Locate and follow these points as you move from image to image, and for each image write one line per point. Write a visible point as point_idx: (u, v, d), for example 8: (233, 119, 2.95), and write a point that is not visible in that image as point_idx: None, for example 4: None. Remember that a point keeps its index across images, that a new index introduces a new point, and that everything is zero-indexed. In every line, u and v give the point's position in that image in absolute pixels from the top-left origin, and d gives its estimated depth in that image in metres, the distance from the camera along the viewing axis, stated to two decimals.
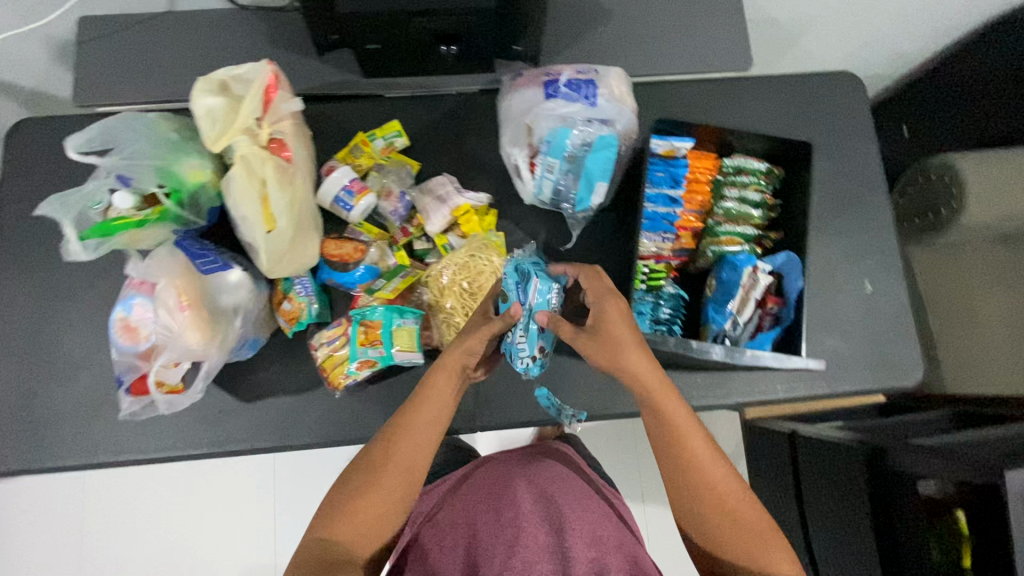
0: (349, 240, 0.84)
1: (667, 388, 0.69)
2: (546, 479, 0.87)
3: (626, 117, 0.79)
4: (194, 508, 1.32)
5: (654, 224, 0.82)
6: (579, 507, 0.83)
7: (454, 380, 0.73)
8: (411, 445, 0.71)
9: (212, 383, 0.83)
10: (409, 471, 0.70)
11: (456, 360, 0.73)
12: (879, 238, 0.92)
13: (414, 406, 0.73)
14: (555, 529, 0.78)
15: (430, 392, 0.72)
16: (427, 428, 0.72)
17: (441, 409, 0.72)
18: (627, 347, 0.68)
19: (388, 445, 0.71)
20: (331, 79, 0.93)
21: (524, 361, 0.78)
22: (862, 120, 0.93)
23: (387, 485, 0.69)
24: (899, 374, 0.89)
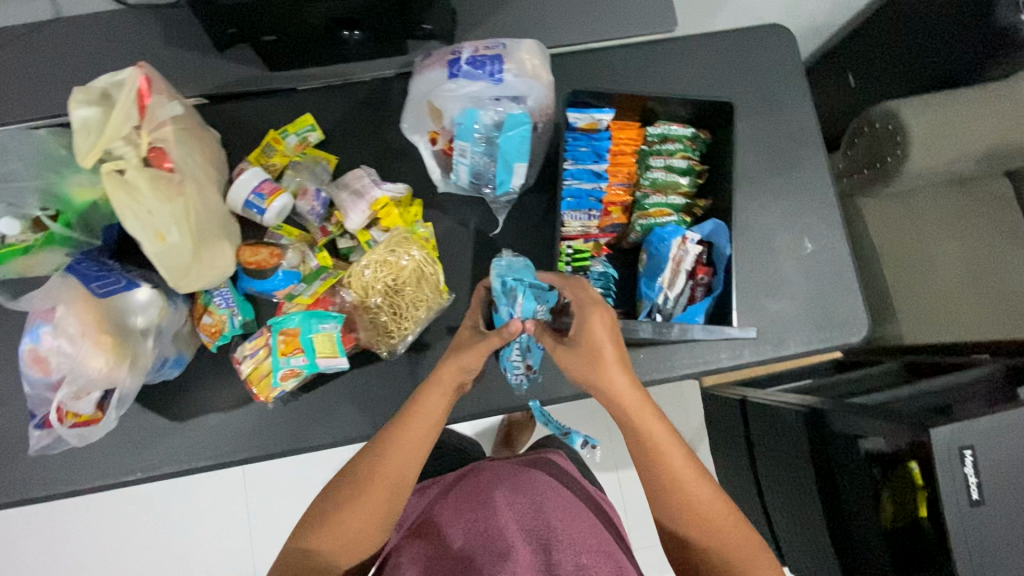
0: (267, 245, 0.79)
1: (644, 404, 0.64)
2: (534, 483, 0.76)
3: (537, 91, 0.76)
4: (164, 529, 1.29)
5: (580, 202, 0.80)
6: (569, 510, 0.72)
7: (446, 399, 0.69)
8: (398, 462, 0.67)
9: (141, 406, 0.80)
10: (396, 484, 0.66)
11: (450, 376, 0.69)
12: (817, 195, 0.89)
13: (403, 422, 0.68)
14: (543, 541, 0.67)
15: (420, 407, 0.68)
16: (418, 441, 0.68)
17: (432, 426, 0.68)
18: (608, 366, 0.64)
19: (377, 459, 0.67)
20: (234, 77, 0.87)
21: (517, 378, 0.77)
22: (793, 73, 0.90)
23: (372, 501, 0.65)
24: (846, 331, 0.87)
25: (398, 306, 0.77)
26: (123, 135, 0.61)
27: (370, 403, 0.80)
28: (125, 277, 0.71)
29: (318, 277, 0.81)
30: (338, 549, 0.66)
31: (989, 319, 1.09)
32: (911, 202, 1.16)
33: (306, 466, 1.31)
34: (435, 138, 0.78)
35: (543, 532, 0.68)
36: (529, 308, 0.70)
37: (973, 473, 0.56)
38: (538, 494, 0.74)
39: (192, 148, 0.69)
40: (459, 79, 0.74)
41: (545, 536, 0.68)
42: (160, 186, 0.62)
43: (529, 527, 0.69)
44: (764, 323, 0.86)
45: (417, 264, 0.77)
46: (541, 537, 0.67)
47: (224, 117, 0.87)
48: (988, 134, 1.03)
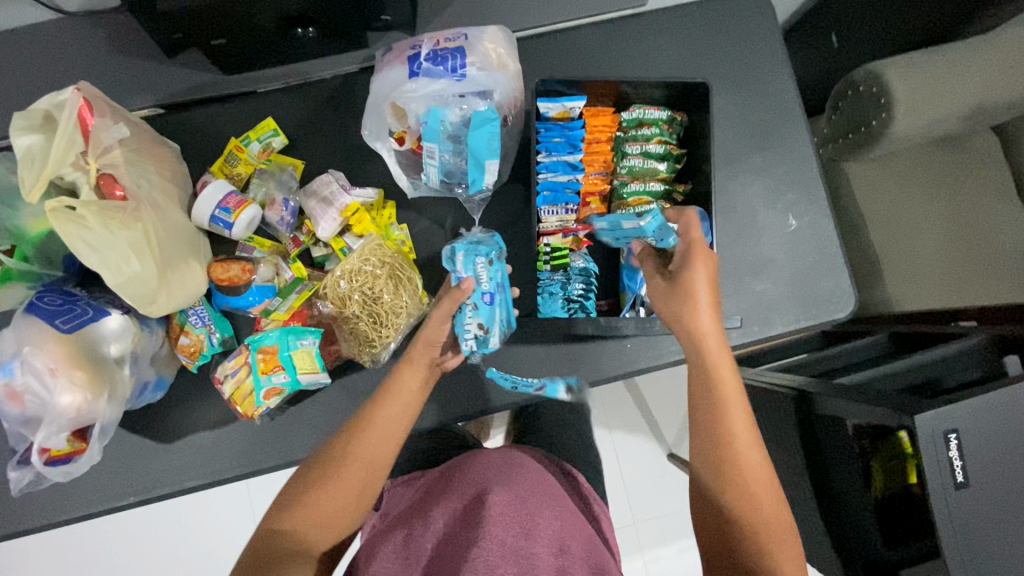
0: (237, 259, 0.76)
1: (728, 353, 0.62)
2: (522, 475, 0.68)
3: (503, 83, 0.73)
4: (174, 541, 1.29)
5: (557, 195, 0.78)
6: (555, 506, 0.65)
7: (421, 375, 0.65)
8: (379, 437, 0.62)
9: (128, 430, 0.79)
10: (372, 465, 0.61)
11: (422, 356, 0.66)
12: (799, 169, 0.87)
13: (375, 402, 0.64)
14: (523, 531, 0.60)
15: (393, 388, 0.64)
16: (391, 425, 0.63)
17: (406, 407, 0.64)
18: (702, 305, 0.62)
19: (349, 441, 0.62)
20: (189, 82, 0.82)
21: (469, 343, 0.70)
22: (774, 42, 0.86)
23: (346, 481, 0.60)
24: (833, 307, 0.86)
25: (378, 314, 0.76)
26: (70, 162, 0.59)
27: (359, 412, 0.79)
28: (92, 306, 0.68)
29: (294, 290, 0.79)
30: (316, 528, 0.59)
31: (973, 281, 1.09)
32: (898, 165, 1.13)
33: None
34: (403, 138, 0.75)
35: (526, 524, 0.61)
36: (470, 267, 0.69)
37: (956, 456, 0.56)
38: (523, 486, 0.66)
39: (144, 170, 0.66)
40: (419, 78, 0.71)
41: (527, 529, 0.61)
42: (114, 213, 0.59)
43: (511, 517, 0.61)
44: (751, 304, 0.86)
45: (392, 268, 0.75)
46: (521, 527, 0.60)
47: (184, 128, 0.84)
48: (976, 92, 0.98)
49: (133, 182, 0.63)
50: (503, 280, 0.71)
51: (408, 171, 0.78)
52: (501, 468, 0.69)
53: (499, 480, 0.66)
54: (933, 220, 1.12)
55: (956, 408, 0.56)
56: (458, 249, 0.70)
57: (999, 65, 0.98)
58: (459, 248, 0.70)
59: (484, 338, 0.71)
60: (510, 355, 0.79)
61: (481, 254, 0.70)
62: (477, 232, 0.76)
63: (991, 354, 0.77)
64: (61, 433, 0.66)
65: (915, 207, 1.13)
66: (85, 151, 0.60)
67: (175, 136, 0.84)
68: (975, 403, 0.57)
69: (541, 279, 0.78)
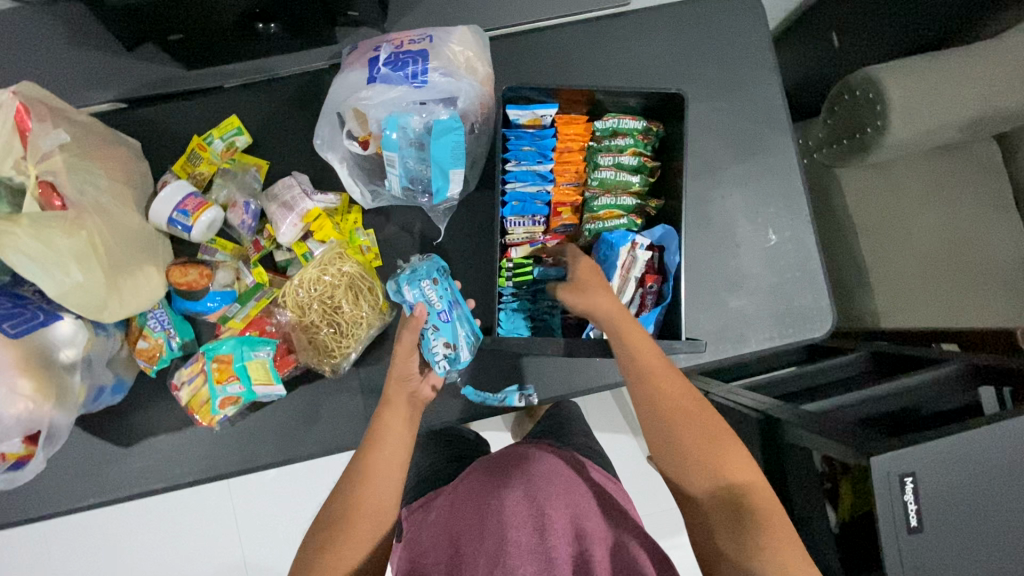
0: (196, 263, 0.75)
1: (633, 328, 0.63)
2: (533, 469, 0.65)
3: (467, 90, 0.70)
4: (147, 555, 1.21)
5: (527, 206, 0.78)
6: (567, 493, 0.63)
7: (404, 414, 0.64)
8: (381, 484, 0.59)
9: (87, 431, 0.78)
10: (379, 513, 0.58)
11: (399, 394, 0.65)
12: (783, 181, 0.83)
13: (365, 449, 0.61)
14: (539, 529, 0.58)
15: (381, 433, 0.62)
16: (388, 467, 0.60)
17: (399, 448, 0.62)
18: (600, 291, 0.64)
19: (350, 496, 0.58)
20: (149, 77, 0.78)
21: (441, 365, 0.70)
22: (762, 47, 0.82)
23: (357, 536, 0.56)
24: (810, 325, 0.81)
25: (338, 325, 0.75)
26: (10, 166, 0.59)
27: (318, 421, 0.78)
28: (43, 310, 0.66)
29: (253, 296, 0.78)
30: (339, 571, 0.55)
31: (963, 297, 1.04)
32: (895, 173, 1.08)
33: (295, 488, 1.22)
34: (366, 142, 0.71)
35: (540, 522, 0.59)
36: (418, 292, 0.70)
37: (912, 500, 0.56)
38: (534, 481, 0.63)
39: (92, 176, 0.65)
40: (377, 84, 0.68)
41: (541, 525, 0.58)
42: (49, 222, 0.58)
43: (526, 518, 0.59)
44: (725, 321, 0.81)
45: (351, 278, 0.75)
46: (536, 525, 0.58)
47: (143, 123, 0.81)
48: (978, 101, 0.91)
49: (78, 189, 0.62)
50: (454, 294, 0.71)
51: (371, 178, 0.76)
52: (509, 464, 0.66)
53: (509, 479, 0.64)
54: (927, 233, 1.07)
55: (918, 450, 0.56)
56: (398, 282, 0.71)
57: (1009, 65, 0.90)
58: (399, 277, 0.71)
59: (455, 355, 0.70)
60: (473, 365, 0.78)
61: (424, 277, 0.70)
62: (416, 258, 0.76)
63: (969, 381, 0.76)
64: (8, 441, 0.64)
65: (910, 218, 1.07)
66: (25, 156, 0.59)
67: (135, 132, 0.81)
68: (935, 449, 0.56)
69: (503, 296, 0.77)
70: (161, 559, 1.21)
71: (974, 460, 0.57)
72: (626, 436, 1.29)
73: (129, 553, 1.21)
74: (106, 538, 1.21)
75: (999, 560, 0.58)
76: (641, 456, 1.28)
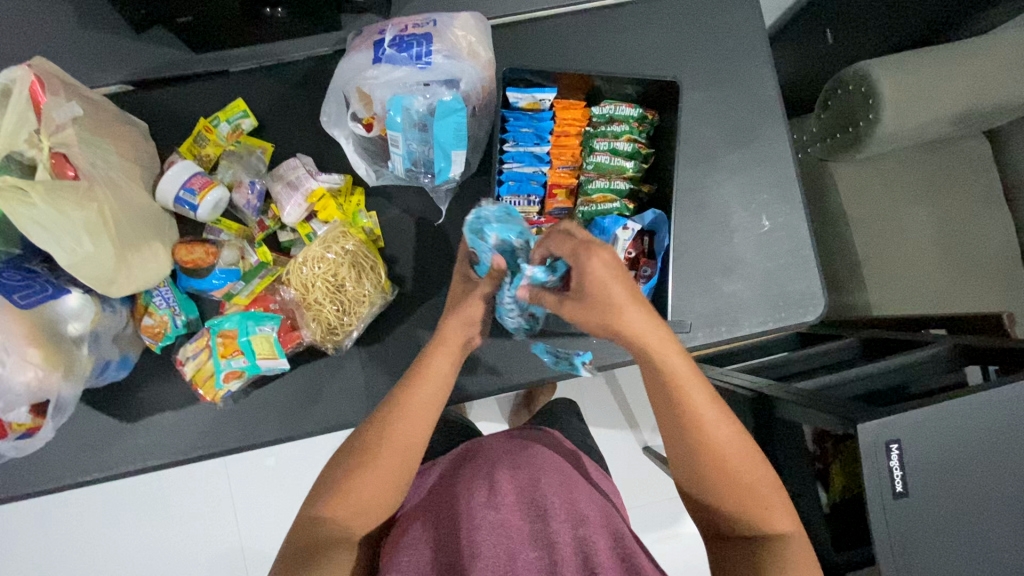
0: (202, 242, 0.76)
1: (665, 343, 0.56)
2: (535, 457, 0.65)
3: (469, 72, 0.72)
4: (153, 541, 1.23)
5: (522, 185, 0.80)
6: (566, 480, 0.63)
7: (453, 358, 0.63)
8: (407, 426, 0.61)
9: (92, 407, 0.79)
10: (408, 449, 0.61)
11: (457, 335, 0.64)
12: (778, 168, 0.84)
13: (408, 385, 0.62)
14: (540, 516, 0.58)
15: (426, 370, 0.62)
16: (424, 409, 0.62)
17: (440, 389, 0.63)
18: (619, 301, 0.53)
19: (382, 426, 0.61)
20: (159, 60, 0.80)
21: (513, 322, 0.70)
22: (757, 38, 0.83)
23: (368, 477, 0.59)
24: (801, 309, 0.83)
25: (341, 302, 0.75)
26: (23, 139, 0.60)
27: (320, 399, 0.79)
28: (51, 284, 0.67)
29: (257, 275, 0.79)
30: (350, 507, 0.59)
31: (952, 288, 1.07)
32: (885, 168, 1.10)
33: (297, 474, 1.24)
34: (370, 125, 0.74)
35: (541, 508, 0.59)
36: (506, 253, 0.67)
37: (897, 466, 0.58)
38: (536, 468, 0.63)
39: (102, 151, 0.67)
40: (382, 64, 0.70)
41: (542, 512, 0.59)
42: (64, 191, 0.59)
43: (525, 504, 0.59)
44: (719, 304, 0.82)
45: (354, 256, 0.76)
46: (536, 512, 0.59)
47: (151, 108, 0.82)
48: (963, 96, 0.92)
49: (90, 161, 0.64)
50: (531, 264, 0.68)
51: (375, 159, 0.78)
52: (508, 452, 0.66)
53: (509, 465, 0.64)
54: (917, 225, 1.09)
55: (903, 419, 0.58)
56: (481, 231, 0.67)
57: (1000, 60, 0.91)
58: (490, 226, 0.65)
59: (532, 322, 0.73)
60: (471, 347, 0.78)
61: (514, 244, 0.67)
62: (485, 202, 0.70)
63: (954, 362, 0.80)
64: (17, 408, 0.66)
65: (903, 211, 1.09)
66: (39, 128, 0.61)
67: (140, 114, 0.81)
68: (918, 415, 0.58)
69: None
70: (163, 544, 1.23)
71: (959, 434, 0.59)
72: (623, 427, 1.31)
73: (131, 536, 1.23)
74: (109, 522, 1.23)
75: (981, 527, 0.60)
76: (638, 445, 1.31)
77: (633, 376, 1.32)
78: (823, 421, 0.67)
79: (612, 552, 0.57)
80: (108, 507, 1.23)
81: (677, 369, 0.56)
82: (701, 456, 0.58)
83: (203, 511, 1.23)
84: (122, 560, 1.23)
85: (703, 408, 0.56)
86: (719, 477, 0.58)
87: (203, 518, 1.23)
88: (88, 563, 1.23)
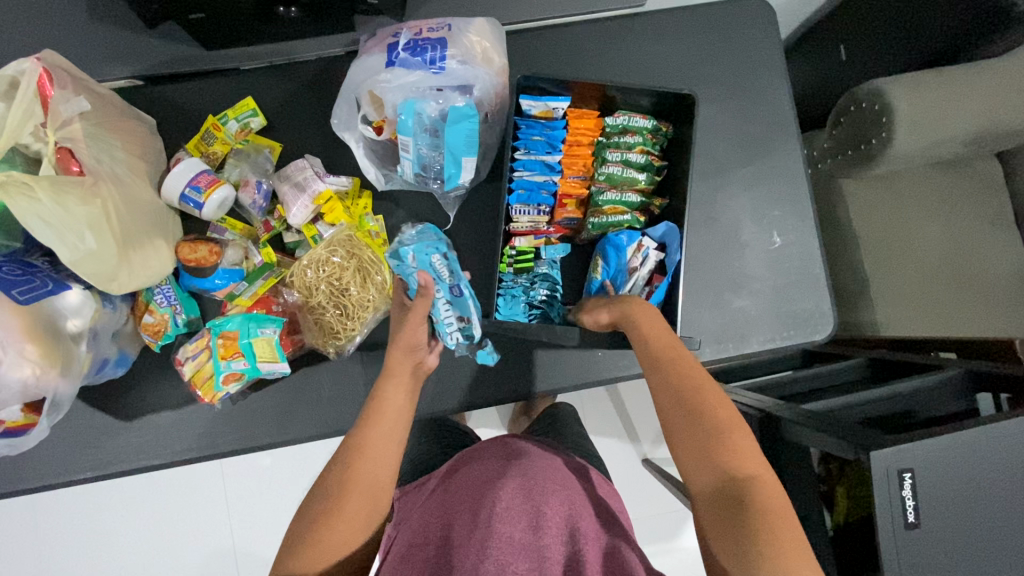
0: (206, 241, 0.75)
1: (642, 305, 0.65)
2: (528, 468, 0.63)
3: (482, 78, 0.72)
4: (144, 540, 1.21)
5: (532, 195, 0.78)
6: (560, 491, 0.61)
7: (406, 386, 0.64)
8: (375, 459, 0.58)
9: (89, 405, 0.78)
10: (376, 488, 0.57)
11: (404, 363, 0.66)
12: (791, 184, 0.83)
13: (367, 422, 0.61)
14: (533, 524, 0.56)
15: (382, 404, 0.62)
16: (388, 441, 0.60)
17: (399, 421, 0.62)
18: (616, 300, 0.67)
19: (345, 469, 0.57)
20: (169, 54, 0.79)
21: (453, 337, 0.72)
22: (774, 52, 0.83)
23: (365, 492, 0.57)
24: (811, 328, 0.81)
25: (344, 306, 0.76)
26: (29, 132, 0.60)
27: (320, 404, 0.78)
28: (51, 279, 0.66)
29: (261, 275, 0.78)
30: None
31: (963, 311, 1.05)
32: (897, 187, 1.09)
33: (293, 476, 1.22)
34: (381, 127, 0.74)
35: (535, 518, 0.57)
36: (426, 263, 0.69)
37: (910, 495, 0.57)
38: (530, 479, 0.61)
39: (107, 145, 0.66)
40: (395, 68, 0.70)
41: (536, 521, 0.56)
42: (67, 186, 0.59)
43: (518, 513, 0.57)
44: (727, 320, 0.81)
45: (360, 261, 0.76)
46: (529, 523, 0.56)
47: (159, 103, 0.81)
48: (978, 118, 0.91)
49: (95, 157, 0.63)
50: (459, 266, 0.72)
51: (384, 162, 0.77)
52: (503, 466, 0.64)
53: (503, 479, 0.61)
54: (928, 245, 1.07)
55: (916, 447, 0.57)
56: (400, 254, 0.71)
57: (1016, 84, 0.90)
58: (405, 248, 0.69)
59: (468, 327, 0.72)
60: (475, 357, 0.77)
61: (433, 250, 0.71)
62: (405, 232, 0.75)
63: (966, 388, 0.79)
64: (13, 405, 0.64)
65: (913, 230, 1.08)
66: (44, 122, 0.60)
67: (149, 108, 0.80)
68: (932, 444, 0.57)
69: (504, 283, 0.78)
70: (154, 542, 1.21)
71: (970, 462, 0.58)
72: (623, 440, 1.30)
73: (124, 534, 1.21)
74: (101, 519, 1.21)
75: (992, 561, 0.59)
76: (638, 458, 1.30)
77: (635, 387, 1.31)
78: (830, 445, 0.65)
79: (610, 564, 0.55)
80: (100, 504, 1.21)
81: (650, 324, 0.63)
82: (676, 400, 0.56)
83: (196, 511, 1.22)
84: (113, 558, 1.21)
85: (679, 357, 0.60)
86: (691, 422, 0.55)
87: (196, 518, 1.22)
88: (77, 560, 1.21)
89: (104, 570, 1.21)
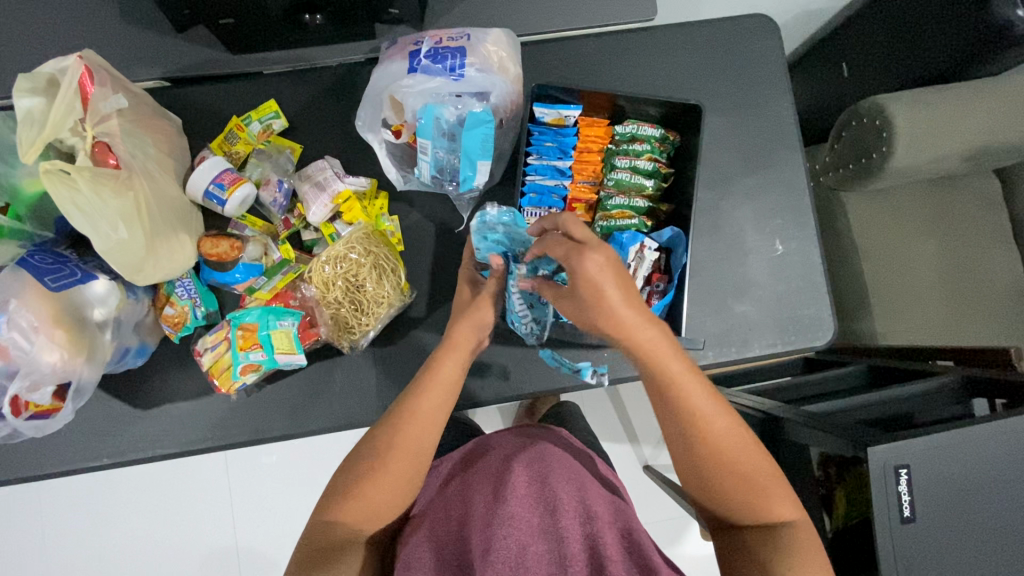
0: (227, 236, 0.77)
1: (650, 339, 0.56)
2: (545, 452, 0.65)
3: (499, 85, 0.75)
4: (147, 534, 1.23)
5: (543, 198, 0.81)
6: (574, 476, 0.63)
7: (462, 362, 0.65)
8: (419, 429, 0.61)
9: (107, 393, 0.80)
10: (413, 456, 0.61)
11: (467, 338, 0.66)
12: (792, 194, 0.86)
13: (418, 392, 0.63)
14: (549, 509, 0.58)
15: (436, 372, 0.63)
16: (434, 414, 0.62)
17: (447, 394, 0.63)
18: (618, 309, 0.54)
19: (389, 435, 0.61)
20: (198, 57, 0.82)
21: (525, 326, 0.73)
22: (778, 67, 0.86)
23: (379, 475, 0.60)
24: (811, 333, 0.84)
25: (359, 302, 0.77)
26: (69, 126, 0.62)
27: (333, 397, 0.80)
28: (80, 269, 0.69)
29: (279, 271, 0.80)
30: (363, 506, 0.60)
31: (960, 322, 1.07)
32: (896, 201, 1.11)
33: (296, 474, 1.24)
34: (400, 131, 0.77)
35: (550, 503, 0.59)
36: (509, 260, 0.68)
37: (906, 490, 0.59)
38: (547, 464, 0.63)
39: (140, 141, 0.69)
40: (417, 74, 0.73)
41: (552, 505, 0.59)
42: (105, 179, 0.62)
43: (535, 498, 0.59)
44: (729, 324, 0.83)
45: (376, 258, 0.77)
46: (546, 506, 0.59)
47: (185, 103, 0.84)
48: (976, 134, 0.93)
49: (129, 151, 0.66)
50: None
51: (401, 165, 0.80)
52: (521, 446, 0.66)
53: (521, 458, 0.64)
54: (926, 258, 1.10)
55: (913, 444, 0.59)
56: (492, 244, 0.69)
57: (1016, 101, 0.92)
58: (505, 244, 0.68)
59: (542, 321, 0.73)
60: (484, 355, 0.79)
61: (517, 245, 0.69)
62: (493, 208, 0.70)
63: (960, 394, 0.83)
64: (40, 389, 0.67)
65: (911, 243, 1.10)
66: (84, 117, 0.63)
67: (175, 108, 0.84)
68: (928, 441, 0.59)
69: None
70: (158, 537, 1.23)
71: (965, 462, 0.60)
72: (625, 445, 1.31)
73: (130, 529, 1.23)
74: (107, 512, 1.23)
75: (984, 558, 0.61)
76: (638, 463, 1.31)
77: (636, 392, 1.33)
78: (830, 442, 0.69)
79: (622, 546, 0.58)
80: (106, 497, 1.23)
81: (677, 373, 0.57)
82: (697, 453, 0.59)
83: (200, 507, 1.23)
84: (116, 551, 1.22)
85: (703, 407, 0.57)
86: (721, 477, 0.59)
87: (199, 514, 1.23)
88: (80, 553, 1.22)
89: (108, 564, 1.22)
